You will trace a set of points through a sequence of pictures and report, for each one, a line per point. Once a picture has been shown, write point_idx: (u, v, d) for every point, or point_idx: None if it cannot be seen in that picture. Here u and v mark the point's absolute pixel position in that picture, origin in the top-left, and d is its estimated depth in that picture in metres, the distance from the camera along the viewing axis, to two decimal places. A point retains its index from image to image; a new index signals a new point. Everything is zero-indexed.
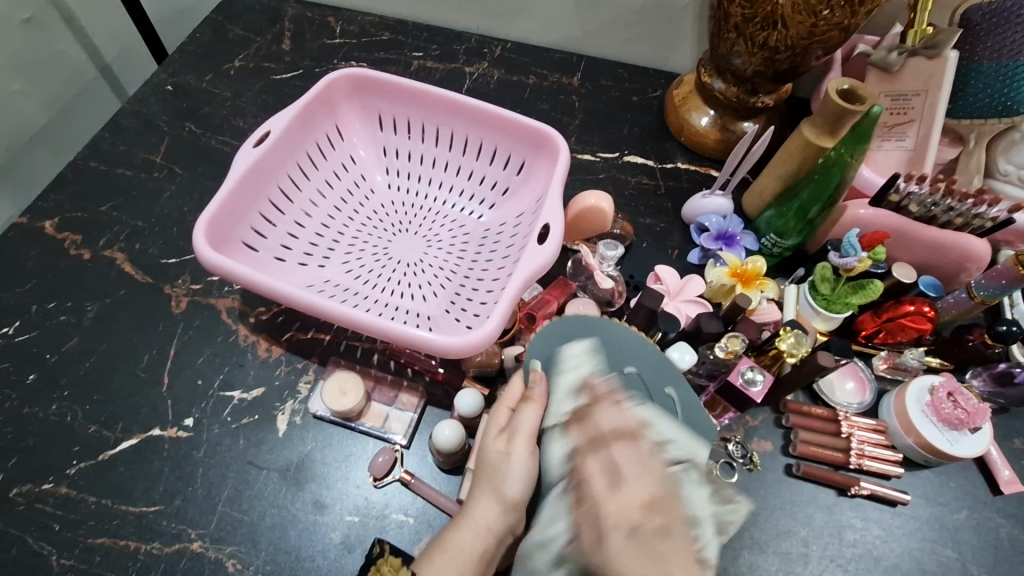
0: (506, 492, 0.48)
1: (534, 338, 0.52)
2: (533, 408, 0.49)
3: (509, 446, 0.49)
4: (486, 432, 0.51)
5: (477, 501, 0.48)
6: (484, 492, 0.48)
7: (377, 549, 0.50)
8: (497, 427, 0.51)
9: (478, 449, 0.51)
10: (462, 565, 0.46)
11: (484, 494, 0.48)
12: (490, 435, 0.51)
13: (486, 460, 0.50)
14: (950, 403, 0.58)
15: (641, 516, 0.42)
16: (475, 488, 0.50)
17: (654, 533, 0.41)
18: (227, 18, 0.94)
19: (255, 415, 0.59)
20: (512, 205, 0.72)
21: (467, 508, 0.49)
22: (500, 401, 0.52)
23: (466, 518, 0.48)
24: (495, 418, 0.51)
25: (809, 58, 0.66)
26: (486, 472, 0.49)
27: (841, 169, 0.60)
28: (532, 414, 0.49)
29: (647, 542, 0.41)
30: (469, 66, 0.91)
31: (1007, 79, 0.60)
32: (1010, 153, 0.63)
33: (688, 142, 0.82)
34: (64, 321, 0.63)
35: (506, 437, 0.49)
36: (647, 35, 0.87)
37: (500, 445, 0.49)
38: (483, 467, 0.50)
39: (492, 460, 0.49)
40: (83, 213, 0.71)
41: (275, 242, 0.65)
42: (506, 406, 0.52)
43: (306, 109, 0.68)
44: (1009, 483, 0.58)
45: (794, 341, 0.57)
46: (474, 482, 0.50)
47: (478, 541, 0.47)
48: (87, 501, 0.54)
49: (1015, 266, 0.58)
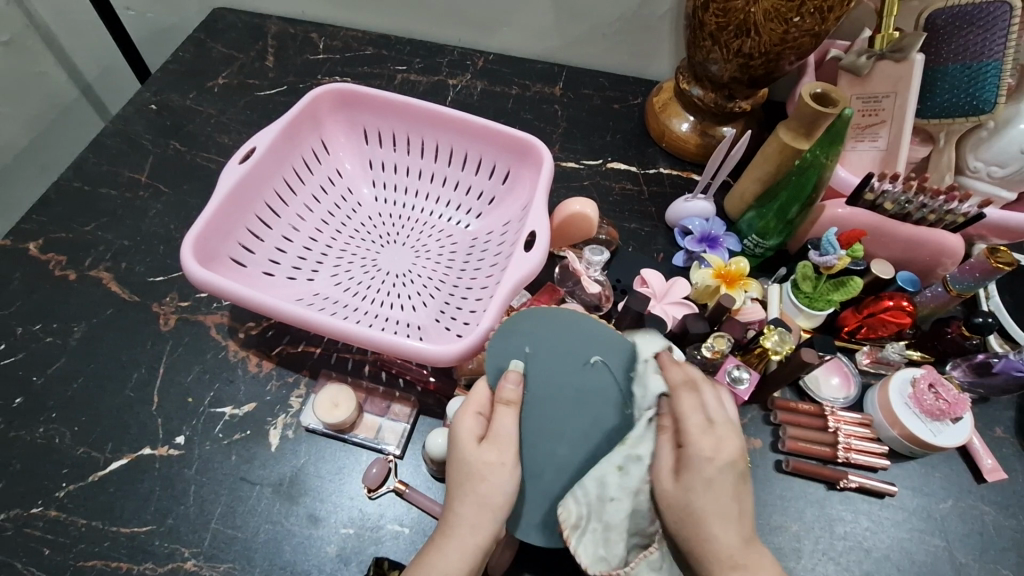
0: (494, 501, 0.44)
1: (495, 339, 0.51)
2: (513, 412, 0.47)
3: (496, 453, 0.45)
4: (464, 441, 0.45)
5: (458, 517, 0.43)
6: (472, 512, 0.43)
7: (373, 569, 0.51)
8: (474, 435, 0.46)
9: (454, 459, 0.45)
10: None
11: (469, 509, 0.44)
12: (470, 441, 0.45)
13: (464, 472, 0.44)
14: (931, 394, 0.59)
15: (729, 459, 0.41)
16: (453, 504, 0.44)
17: (735, 478, 0.41)
18: (210, 36, 0.94)
19: (246, 431, 0.59)
20: (499, 214, 0.73)
21: (447, 528, 0.43)
22: (466, 405, 0.47)
23: (454, 538, 0.43)
24: (466, 424, 0.46)
25: (783, 63, 0.67)
26: (473, 483, 0.44)
27: (817, 170, 0.62)
28: (511, 419, 0.46)
29: (730, 485, 0.41)
30: (452, 78, 0.92)
31: (971, 78, 0.62)
32: (979, 150, 0.65)
33: (670, 147, 0.84)
34: (50, 342, 0.63)
35: (496, 447, 0.45)
36: (626, 44, 0.89)
37: (490, 454, 0.45)
38: (467, 480, 0.44)
39: (477, 470, 0.44)
40: (67, 234, 0.70)
41: (262, 257, 0.65)
42: (471, 410, 0.47)
43: (292, 124, 0.69)
44: (992, 471, 0.60)
45: (778, 339, 0.58)
46: (451, 490, 0.45)
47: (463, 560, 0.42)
48: (77, 524, 0.53)
49: (988, 258, 0.59)
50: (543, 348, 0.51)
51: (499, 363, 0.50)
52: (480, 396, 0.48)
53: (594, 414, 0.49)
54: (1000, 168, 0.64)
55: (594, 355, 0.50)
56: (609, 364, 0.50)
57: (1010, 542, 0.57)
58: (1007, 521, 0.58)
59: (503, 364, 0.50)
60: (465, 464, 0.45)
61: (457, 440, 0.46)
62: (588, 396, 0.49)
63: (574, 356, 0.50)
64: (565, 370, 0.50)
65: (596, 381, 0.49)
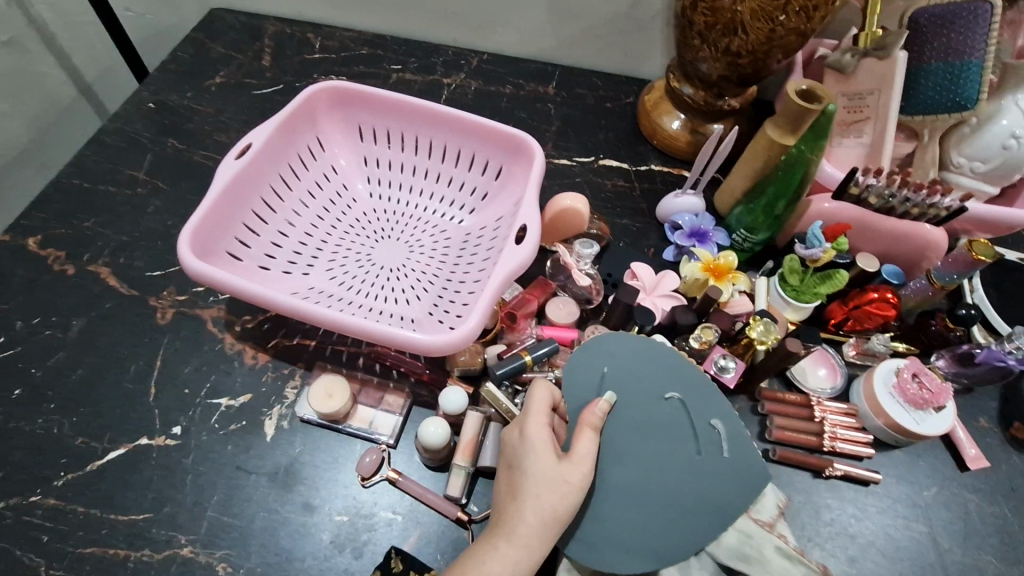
0: (561, 515, 0.44)
1: (577, 351, 0.52)
2: (594, 437, 0.47)
3: (576, 473, 0.45)
4: (544, 456, 0.45)
5: (527, 526, 0.44)
6: (541, 526, 0.44)
7: (393, 563, 0.52)
8: (549, 451, 0.46)
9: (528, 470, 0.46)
10: None
11: (538, 521, 0.44)
12: (550, 456, 0.46)
13: (541, 484, 0.45)
14: (915, 383, 0.60)
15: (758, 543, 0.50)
16: (524, 517, 0.44)
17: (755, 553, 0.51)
18: (208, 37, 0.96)
19: (242, 421, 0.60)
20: (492, 210, 0.74)
21: (512, 533, 0.44)
22: (539, 419, 0.48)
23: (517, 546, 0.43)
24: (540, 437, 0.47)
25: (770, 62, 0.69)
26: (549, 500, 0.44)
27: (803, 165, 0.63)
28: (591, 442, 0.47)
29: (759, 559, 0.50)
30: (447, 78, 0.93)
31: (952, 78, 0.64)
32: (962, 145, 0.66)
33: (661, 145, 0.85)
34: (50, 335, 0.64)
35: (573, 462, 0.46)
36: (618, 44, 0.91)
37: (570, 475, 0.45)
38: (543, 496, 0.44)
39: (556, 485, 0.45)
40: (67, 229, 0.71)
41: (259, 251, 0.67)
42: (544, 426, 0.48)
43: (288, 121, 0.70)
44: (975, 460, 0.61)
45: (763, 329, 0.60)
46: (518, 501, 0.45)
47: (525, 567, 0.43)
48: (76, 512, 0.54)
49: (968, 251, 0.60)
50: (625, 373, 0.52)
51: (575, 388, 0.51)
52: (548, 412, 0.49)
53: (661, 447, 0.49)
54: (982, 163, 0.66)
55: (673, 391, 0.51)
56: (687, 403, 0.51)
57: (992, 529, 0.58)
58: (989, 508, 0.59)
59: (585, 383, 0.51)
60: (543, 478, 0.45)
61: (535, 454, 0.46)
62: (659, 428, 0.50)
63: (652, 387, 0.51)
64: (642, 399, 0.51)
65: (671, 417, 0.50)
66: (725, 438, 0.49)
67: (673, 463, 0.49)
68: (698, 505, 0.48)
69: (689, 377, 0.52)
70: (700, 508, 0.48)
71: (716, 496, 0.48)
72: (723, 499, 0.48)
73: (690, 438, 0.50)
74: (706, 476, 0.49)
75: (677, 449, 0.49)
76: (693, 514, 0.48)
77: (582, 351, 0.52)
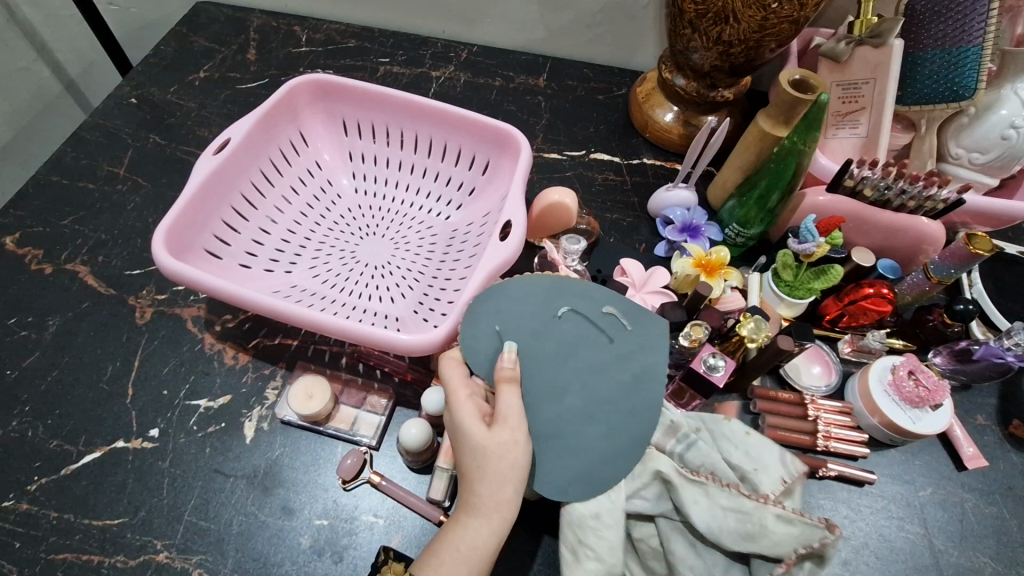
0: (511, 478, 0.43)
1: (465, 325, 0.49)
2: (516, 389, 0.45)
3: (507, 431, 0.44)
4: (471, 424, 0.44)
5: (478, 495, 0.43)
6: (493, 490, 0.43)
7: (382, 556, 0.51)
8: (478, 418, 0.45)
9: (464, 445, 0.45)
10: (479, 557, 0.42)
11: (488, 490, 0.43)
12: (478, 425, 0.44)
13: (477, 456, 0.43)
14: (911, 380, 0.59)
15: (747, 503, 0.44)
16: (473, 486, 0.43)
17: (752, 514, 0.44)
18: (192, 30, 0.94)
19: (221, 423, 0.59)
20: (478, 205, 0.72)
21: (469, 505, 0.43)
22: (457, 391, 0.46)
23: (478, 516, 0.43)
24: (465, 410, 0.45)
25: (763, 51, 0.67)
26: (489, 465, 0.43)
27: (796, 157, 0.61)
28: (515, 396, 0.45)
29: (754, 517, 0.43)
30: (436, 70, 0.92)
31: (951, 63, 0.62)
32: (960, 136, 0.65)
33: (653, 137, 0.83)
34: (25, 336, 0.62)
35: (504, 425, 0.44)
36: (609, 35, 0.89)
37: (501, 433, 0.43)
38: (482, 462, 0.43)
39: (491, 453, 0.43)
40: (43, 227, 0.70)
41: (239, 248, 0.65)
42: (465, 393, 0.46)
43: (268, 115, 0.68)
44: (973, 459, 0.59)
45: (754, 327, 0.57)
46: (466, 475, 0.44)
47: (490, 532, 0.42)
48: (48, 517, 0.53)
49: (967, 245, 0.58)
50: (511, 322, 0.49)
51: (476, 353, 0.48)
52: (462, 379, 0.47)
53: (580, 356, 0.48)
54: (981, 154, 0.64)
55: (561, 307, 0.50)
56: (576, 309, 0.50)
57: (990, 529, 0.57)
58: (987, 508, 0.58)
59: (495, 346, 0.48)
60: (477, 446, 0.44)
61: (464, 426, 0.44)
62: (569, 344, 0.49)
63: (541, 315, 0.50)
64: (539, 331, 0.49)
65: (574, 329, 0.49)
66: (622, 315, 0.50)
67: (596, 364, 0.48)
68: (639, 379, 0.47)
69: (566, 288, 0.51)
70: (644, 390, 0.47)
71: (644, 366, 0.48)
72: (652, 360, 0.48)
73: (596, 333, 0.49)
74: (627, 359, 0.48)
75: (592, 349, 0.48)
76: (640, 394, 0.47)
77: (472, 313, 0.50)
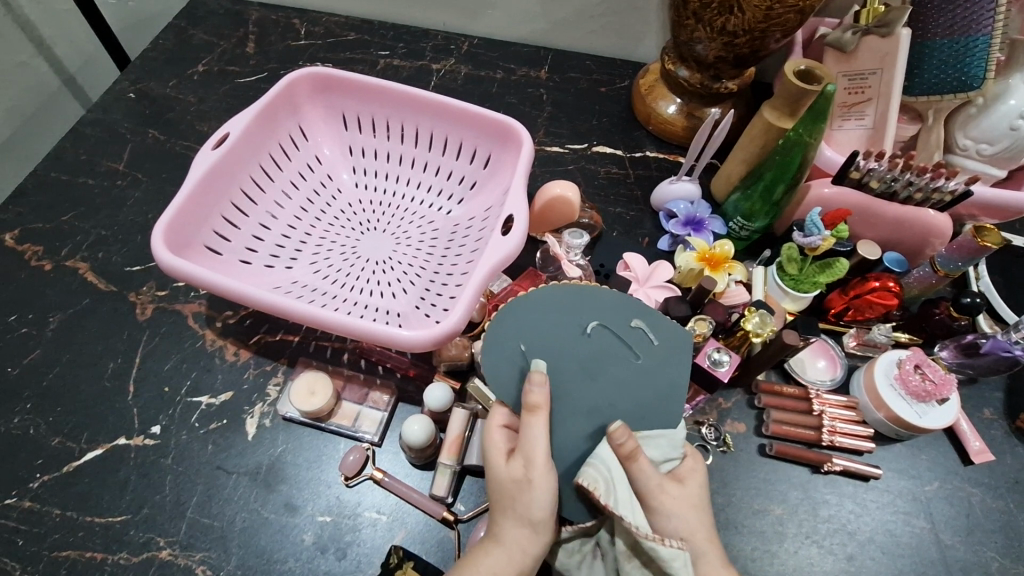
0: (532, 514, 0.43)
1: (486, 345, 0.49)
2: (540, 420, 0.44)
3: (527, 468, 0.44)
4: (493, 458, 0.45)
5: (501, 527, 0.44)
6: (514, 526, 0.43)
7: (394, 559, 0.52)
8: (503, 452, 0.46)
9: (490, 479, 0.46)
10: None
11: (511, 524, 0.44)
12: (501, 458, 0.45)
13: (501, 490, 0.45)
14: (917, 374, 0.58)
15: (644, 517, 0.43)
16: (497, 517, 0.45)
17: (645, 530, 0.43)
18: (191, 23, 0.93)
19: (223, 420, 0.58)
20: (480, 199, 0.72)
21: (494, 535, 0.44)
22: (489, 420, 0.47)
23: (501, 547, 0.43)
24: (492, 443, 0.46)
25: (768, 41, 0.66)
26: (508, 501, 0.44)
27: (801, 149, 0.60)
28: (536, 429, 0.44)
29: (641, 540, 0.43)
30: (436, 63, 0.91)
31: (960, 53, 0.61)
32: (968, 127, 0.64)
33: (657, 130, 0.82)
34: (26, 333, 0.62)
35: (523, 461, 0.44)
36: (612, 26, 0.88)
37: (519, 469, 0.44)
38: (502, 496, 0.45)
39: (512, 488, 0.44)
40: (43, 224, 0.69)
41: (239, 244, 0.65)
42: (498, 423, 0.47)
43: (267, 109, 0.67)
44: (979, 453, 0.59)
45: (759, 321, 0.57)
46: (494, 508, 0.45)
47: (513, 565, 0.43)
48: (51, 514, 0.53)
49: (975, 238, 0.57)
50: (538, 339, 0.49)
51: (501, 374, 0.48)
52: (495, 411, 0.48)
53: (610, 372, 0.48)
54: (989, 146, 0.63)
55: (590, 321, 0.50)
56: (604, 324, 0.50)
57: (996, 524, 0.57)
58: (994, 502, 0.58)
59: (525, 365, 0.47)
60: (498, 479, 0.45)
61: (489, 459, 0.46)
62: (598, 361, 0.48)
63: (568, 329, 0.49)
64: (568, 348, 0.48)
65: (601, 344, 0.49)
66: (650, 329, 0.50)
67: (625, 381, 0.48)
68: (666, 400, 0.47)
69: (594, 301, 0.51)
70: (667, 404, 0.47)
71: (674, 381, 0.48)
72: (678, 381, 0.48)
73: (624, 350, 0.49)
74: (655, 374, 0.48)
75: (619, 366, 0.48)
76: (662, 411, 0.47)
77: (496, 329, 0.49)
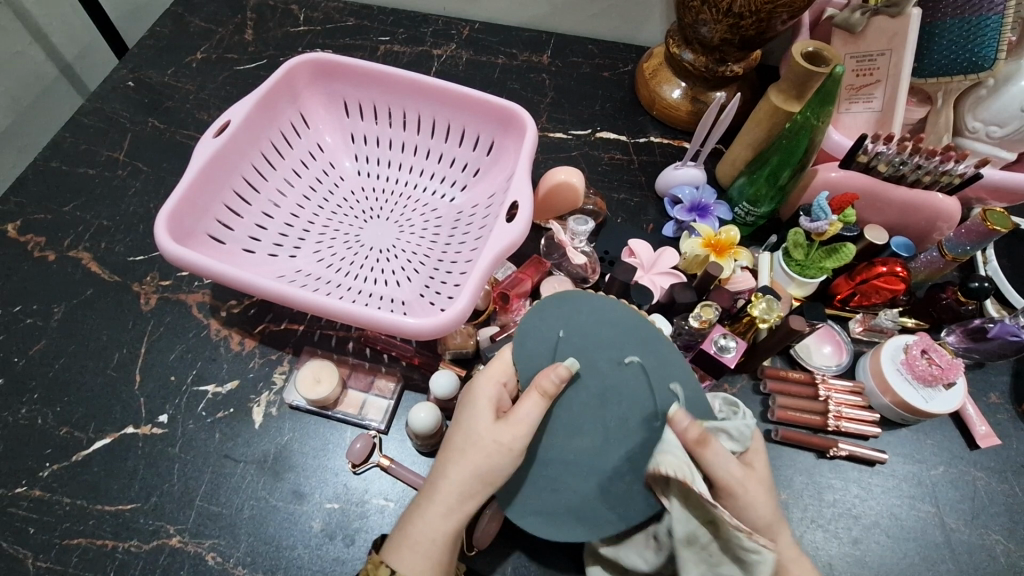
0: (488, 477, 0.43)
1: (529, 316, 0.50)
2: (541, 403, 0.44)
3: (508, 435, 0.43)
4: (482, 410, 0.45)
5: (448, 481, 0.43)
6: (463, 481, 0.43)
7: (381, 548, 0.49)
8: (491, 415, 0.45)
9: (465, 427, 0.45)
10: (423, 545, 0.42)
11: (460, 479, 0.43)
12: (488, 416, 0.44)
13: (469, 441, 0.44)
14: (923, 359, 0.58)
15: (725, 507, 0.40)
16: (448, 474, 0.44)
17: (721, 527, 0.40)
18: (188, 10, 0.91)
19: (229, 409, 0.59)
20: (483, 186, 0.71)
21: (433, 489, 0.44)
22: (490, 372, 0.48)
23: (438, 496, 0.43)
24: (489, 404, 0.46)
25: (775, 23, 0.64)
26: (474, 454, 0.43)
27: (808, 133, 0.59)
28: (534, 407, 0.44)
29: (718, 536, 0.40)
30: (437, 48, 0.89)
31: (970, 34, 0.60)
32: (977, 110, 0.63)
33: (661, 115, 0.81)
34: (30, 323, 0.62)
35: (509, 427, 0.43)
36: (615, 9, 0.86)
37: (503, 435, 0.43)
38: (470, 447, 0.44)
39: (484, 445, 0.43)
40: (45, 215, 0.69)
41: (242, 233, 0.64)
42: (496, 380, 0.47)
43: (267, 96, 0.67)
44: (986, 437, 0.59)
45: (765, 307, 0.56)
46: (445, 457, 0.45)
47: (442, 521, 0.42)
48: (61, 503, 0.53)
49: (983, 222, 0.57)
50: (577, 342, 0.49)
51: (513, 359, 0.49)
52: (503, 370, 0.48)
53: (619, 415, 0.47)
54: (999, 128, 0.62)
55: (632, 354, 0.48)
56: (645, 367, 0.47)
57: (1001, 507, 0.57)
58: (999, 486, 0.58)
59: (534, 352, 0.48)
60: (473, 432, 0.44)
61: (476, 410, 0.45)
62: (616, 397, 0.47)
63: (610, 351, 0.48)
64: (602, 366, 0.48)
65: (626, 382, 0.47)
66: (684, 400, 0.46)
67: (630, 430, 0.46)
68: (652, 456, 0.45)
69: (645, 340, 0.49)
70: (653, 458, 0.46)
71: None
72: None
73: (646, 398, 0.47)
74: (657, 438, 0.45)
75: (631, 410, 0.46)
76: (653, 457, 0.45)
77: (540, 308, 0.51)
